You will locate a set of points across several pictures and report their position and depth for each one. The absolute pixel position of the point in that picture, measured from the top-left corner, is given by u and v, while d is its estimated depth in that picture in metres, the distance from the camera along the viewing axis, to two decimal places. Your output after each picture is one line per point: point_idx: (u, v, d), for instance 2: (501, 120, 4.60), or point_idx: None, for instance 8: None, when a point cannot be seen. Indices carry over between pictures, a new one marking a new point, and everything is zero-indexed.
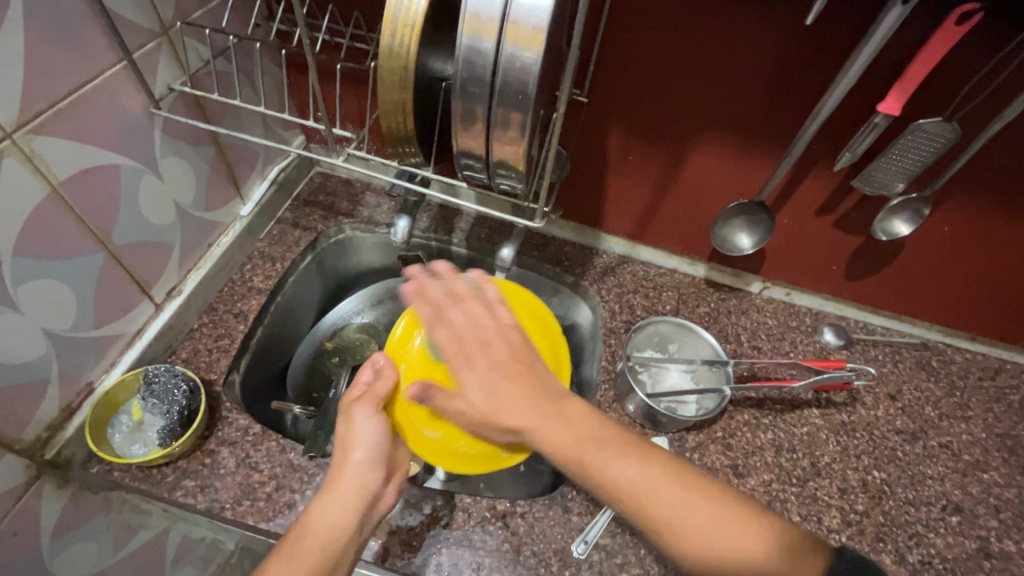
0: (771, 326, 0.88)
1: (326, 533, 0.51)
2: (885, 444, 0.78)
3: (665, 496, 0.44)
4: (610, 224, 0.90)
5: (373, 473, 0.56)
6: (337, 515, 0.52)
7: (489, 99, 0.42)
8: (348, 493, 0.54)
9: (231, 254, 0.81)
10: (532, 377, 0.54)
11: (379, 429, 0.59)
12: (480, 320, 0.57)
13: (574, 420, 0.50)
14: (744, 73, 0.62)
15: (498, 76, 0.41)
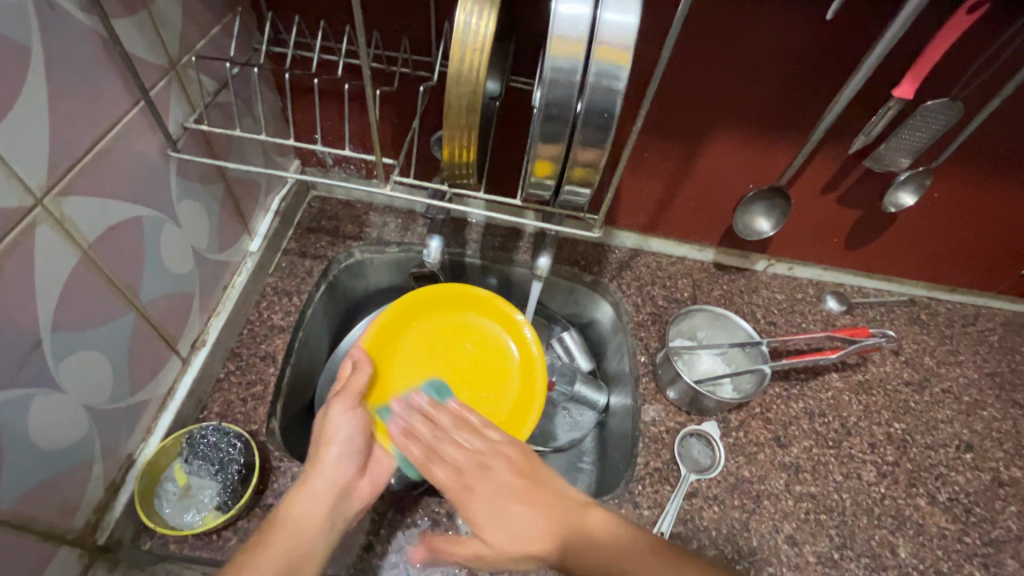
0: (781, 300, 0.94)
1: (297, 526, 0.53)
2: (899, 397, 0.85)
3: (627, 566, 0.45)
4: (623, 220, 0.91)
5: (344, 468, 0.59)
6: (308, 508, 0.55)
7: (570, 118, 0.43)
8: (320, 489, 0.57)
9: (246, 295, 0.77)
10: (542, 485, 0.52)
11: (355, 423, 0.62)
12: (476, 448, 0.57)
13: (597, 535, 0.47)
14: (761, 68, 0.64)
15: (583, 96, 0.41)
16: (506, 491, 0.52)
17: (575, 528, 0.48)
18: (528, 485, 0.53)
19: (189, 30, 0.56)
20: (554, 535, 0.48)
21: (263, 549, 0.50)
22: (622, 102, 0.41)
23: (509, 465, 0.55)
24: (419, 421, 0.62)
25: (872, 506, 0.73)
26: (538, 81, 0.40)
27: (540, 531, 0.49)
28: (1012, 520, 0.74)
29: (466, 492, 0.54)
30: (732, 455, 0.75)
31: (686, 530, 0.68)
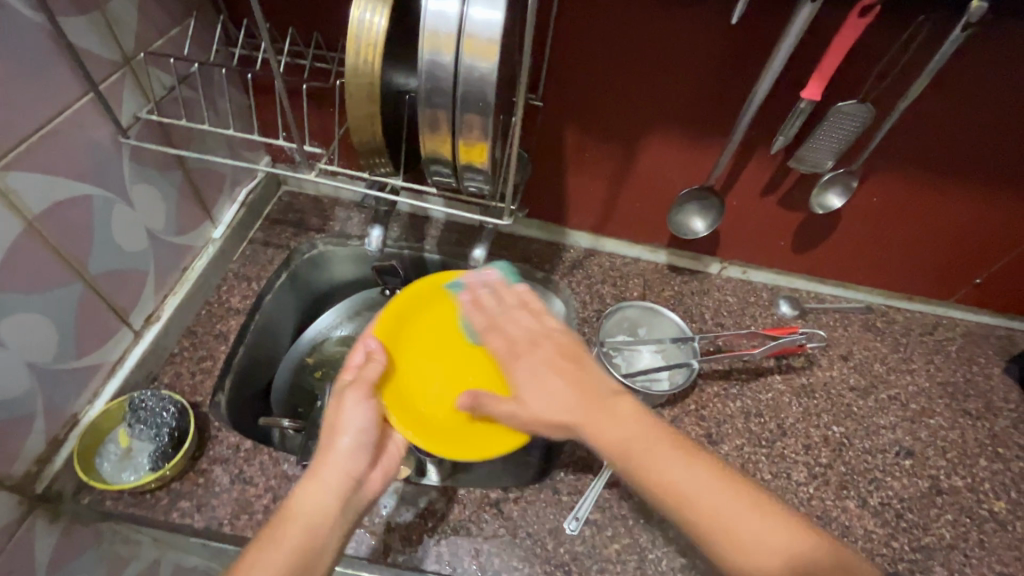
0: (731, 303, 0.95)
1: (306, 523, 0.49)
2: (842, 401, 0.85)
3: (739, 514, 0.43)
4: (574, 220, 0.95)
5: (357, 461, 0.54)
6: (318, 500, 0.51)
7: (453, 106, 0.46)
8: (331, 481, 0.52)
9: (206, 278, 0.82)
10: (583, 374, 0.53)
11: (368, 414, 0.57)
12: (529, 326, 0.60)
13: (624, 414, 0.49)
14: (682, 71, 0.68)
15: (459, 85, 0.45)
16: (593, 402, 0.50)
17: (627, 425, 0.48)
18: (585, 382, 0.52)
19: (146, 30, 0.62)
20: (696, 477, 0.45)
21: (271, 548, 0.47)
22: (494, 92, 0.44)
23: (570, 355, 0.56)
24: (487, 294, 0.65)
25: (797, 505, 0.73)
26: (418, 70, 0.44)
27: (575, 411, 0.51)
28: (946, 528, 0.73)
29: (540, 369, 0.55)
30: None
31: (603, 518, 0.69)
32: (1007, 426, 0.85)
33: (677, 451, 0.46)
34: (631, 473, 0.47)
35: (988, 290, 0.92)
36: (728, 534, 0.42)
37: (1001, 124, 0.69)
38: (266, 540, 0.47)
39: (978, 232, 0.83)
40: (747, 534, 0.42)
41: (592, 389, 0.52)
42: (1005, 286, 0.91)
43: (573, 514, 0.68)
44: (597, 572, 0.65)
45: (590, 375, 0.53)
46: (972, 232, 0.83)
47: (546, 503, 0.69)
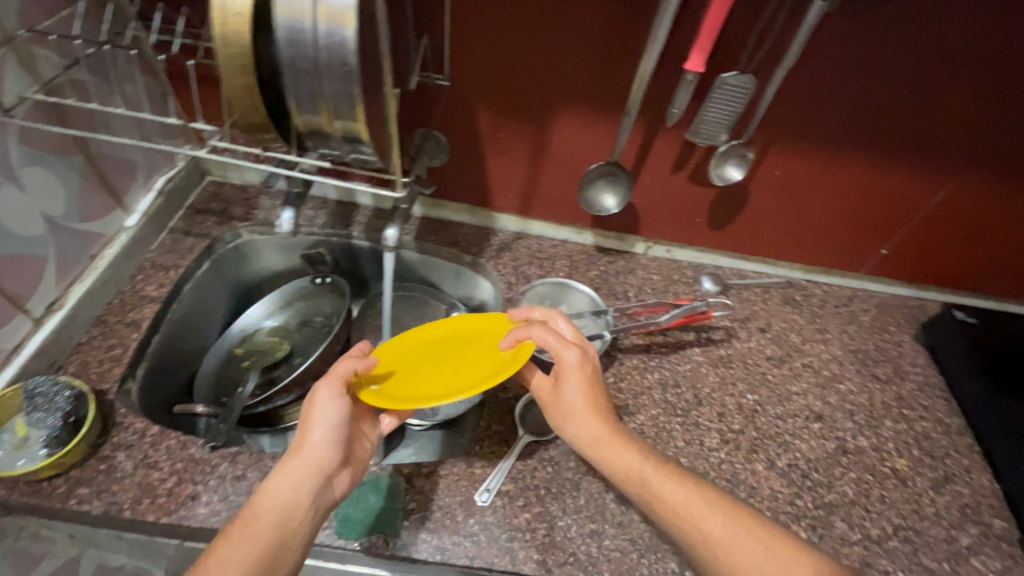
0: (656, 280, 0.97)
1: (276, 516, 0.52)
2: (757, 370, 0.88)
3: (714, 521, 0.54)
4: (499, 203, 0.96)
5: (329, 454, 0.58)
6: (291, 491, 0.54)
7: (319, 76, 0.47)
8: (304, 473, 0.56)
9: (118, 266, 0.81)
10: (601, 401, 0.64)
11: (344, 409, 0.60)
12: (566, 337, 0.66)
13: (636, 447, 0.61)
14: (577, 47, 0.71)
15: (320, 51, 0.45)
16: (608, 433, 0.62)
17: (628, 449, 0.61)
18: (591, 405, 0.63)
19: (29, 10, 0.62)
20: (652, 465, 0.59)
21: (245, 538, 0.50)
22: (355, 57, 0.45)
23: (581, 378, 0.64)
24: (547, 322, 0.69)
25: (708, 470, 0.75)
26: (277, 37, 0.45)
27: (608, 432, 0.62)
28: (849, 485, 0.76)
29: (558, 387, 0.66)
30: None
31: (515, 489, 0.70)
32: (913, 389, 0.88)
33: (659, 463, 0.60)
34: (606, 460, 0.61)
35: (895, 261, 0.96)
36: (687, 533, 0.55)
37: (894, 92, 0.72)
38: (250, 524, 0.51)
39: (879, 204, 0.87)
40: (695, 539, 0.54)
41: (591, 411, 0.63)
42: (910, 256, 0.95)
43: (484, 486, 0.69)
44: (507, 540, 0.66)
45: (591, 394, 0.64)
46: (874, 204, 0.87)
47: (459, 476, 0.70)
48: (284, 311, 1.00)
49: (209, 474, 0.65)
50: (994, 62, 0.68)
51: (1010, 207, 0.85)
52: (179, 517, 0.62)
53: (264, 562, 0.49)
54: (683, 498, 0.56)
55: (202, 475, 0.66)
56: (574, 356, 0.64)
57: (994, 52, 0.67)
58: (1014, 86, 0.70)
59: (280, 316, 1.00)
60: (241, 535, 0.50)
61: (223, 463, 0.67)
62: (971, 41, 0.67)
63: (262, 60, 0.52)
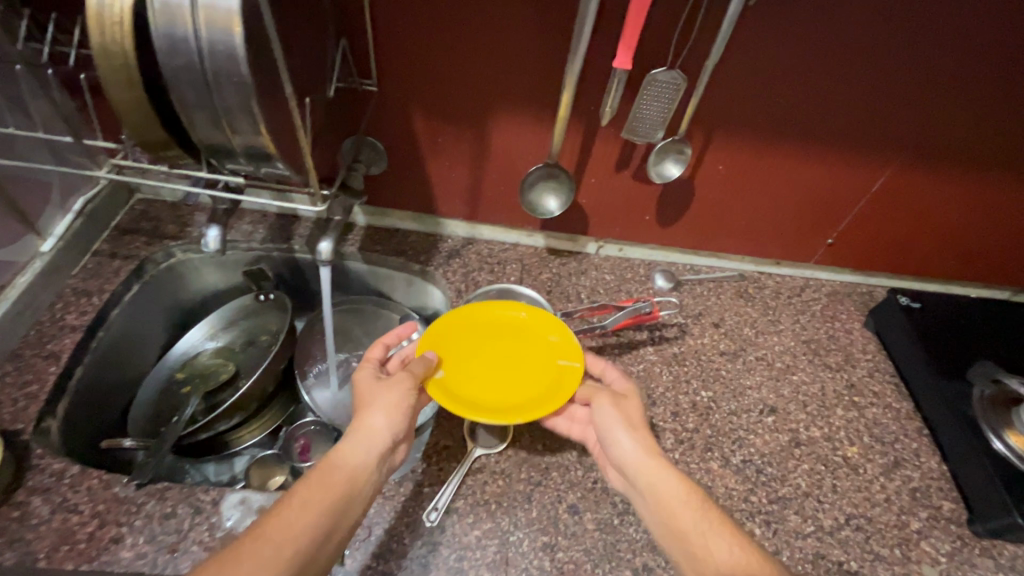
0: (609, 280, 0.96)
1: (349, 473, 0.57)
2: (711, 365, 0.87)
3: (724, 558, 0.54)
4: (445, 209, 0.93)
5: (393, 428, 0.61)
6: (362, 453, 0.58)
7: (211, 90, 0.44)
8: (373, 438, 0.60)
9: (34, 295, 0.76)
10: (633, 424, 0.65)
11: (406, 395, 0.63)
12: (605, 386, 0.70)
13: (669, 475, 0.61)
14: (506, 47, 0.69)
15: (207, 58, 0.42)
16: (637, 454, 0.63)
17: (654, 470, 0.61)
18: (623, 422, 0.66)
19: None
20: (675, 497, 0.59)
21: (320, 488, 0.54)
22: (246, 65, 0.42)
23: (636, 408, 0.67)
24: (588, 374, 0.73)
25: None
26: (156, 46, 0.41)
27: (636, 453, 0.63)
28: (802, 477, 0.76)
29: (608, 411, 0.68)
30: (528, 431, 0.75)
31: (465, 505, 0.68)
32: (863, 375, 0.89)
33: (680, 496, 0.59)
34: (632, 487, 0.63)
35: (843, 249, 0.97)
36: (691, 547, 0.56)
37: (831, 84, 0.73)
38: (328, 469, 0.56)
39: (822, 194, 0.88)
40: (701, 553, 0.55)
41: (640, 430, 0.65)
42: (857, 244, 0.97)
43: (432, 505, 0.67)
44: (456, 561, 0.63)
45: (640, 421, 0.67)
46: (818, 194, 0.88)
47: (406, 496, 0.67)
48: (226, 331, 0.97)
49: (134, 514, 0.61)
50: (925, 51, 0.69)
51: (949, 193, 0.87)
52: (101, 563, 0.58)
53: (336, 512, 0.54)
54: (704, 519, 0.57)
55: (127, 516, 0.61)
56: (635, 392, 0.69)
57: (924, 41, 0.68)
58: (945, 74, 0.71)
59: (223, 337, 0.96)
60: (319, 484, 0.55)
61: (150, 501, 0.63)
62: (901, 31, 0.67)
63: (153, 71, 0.48)
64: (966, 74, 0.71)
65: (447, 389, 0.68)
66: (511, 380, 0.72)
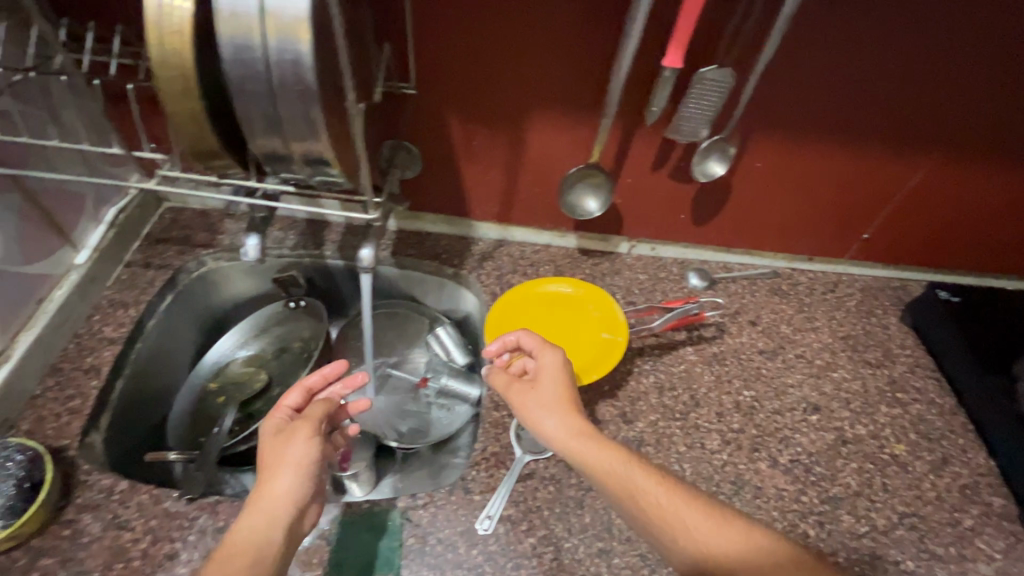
0: (643, 280, 0.95)
1: (253, 552, 0.53)
2: (751, 364, 0.86)
3: (669, 504, 0.53)
4: (478, 212, 0.93)
5: (300, 490, 0.58)
6: (264, 528, 0.55)
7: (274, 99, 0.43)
8: (274, 507, 0.56)
9: (71, 309, 0.75)
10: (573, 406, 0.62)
11: (308, 454, 0.60)
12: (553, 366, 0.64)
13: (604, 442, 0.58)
14: (548, 49, 0.68)
15: (272, 67, 0.41)
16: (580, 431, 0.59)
17: (585, 441, 0.58)
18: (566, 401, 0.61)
19: None
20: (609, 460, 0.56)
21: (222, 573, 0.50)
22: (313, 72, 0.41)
23: (557, 379, 0.63)
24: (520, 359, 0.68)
25: (712, 474, 0.73)
26: (222, 53, 0.40)
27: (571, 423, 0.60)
28: (851, 476, 0.75)
29: (529, 390, 0.64)
30: None
31: (517, 513, 0.67)
32: (904, 371, 0.88)
33: (610, 455, 0.57)
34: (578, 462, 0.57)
35: (877, 244, 0.97)
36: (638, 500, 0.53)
37: (870, 81, 0.72)
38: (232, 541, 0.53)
39: (858, 189, 0.87)
40: (664, 513, 0.52)
41: (565, 406, 0.61)
42: (890, 239, 0.96)
43: (484, 513, 0.66)
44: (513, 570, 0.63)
45: (565, 393, 0.62)
46: (853, 189, 0.87)
47: (457, 504, 0.66)
48: (258, 339, 0.96)
49: (187, 529, 0.61)
50: (966, 46, 0.68)
51: (986, 184, 0.86)
52: None
53: None
54: (650, 482, 0.54)
55: (180, 531, 0.61)
56: (553, 357, 0.65)
57: (968, 35, 0.67)
58: (988, 66, 0.70)
59: (255, 345, 0.96)
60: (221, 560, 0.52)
61: (202, 515, 0.62)
62: (944, 25, 0.66)
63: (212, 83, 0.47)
64: (1009, 67, 0.70)
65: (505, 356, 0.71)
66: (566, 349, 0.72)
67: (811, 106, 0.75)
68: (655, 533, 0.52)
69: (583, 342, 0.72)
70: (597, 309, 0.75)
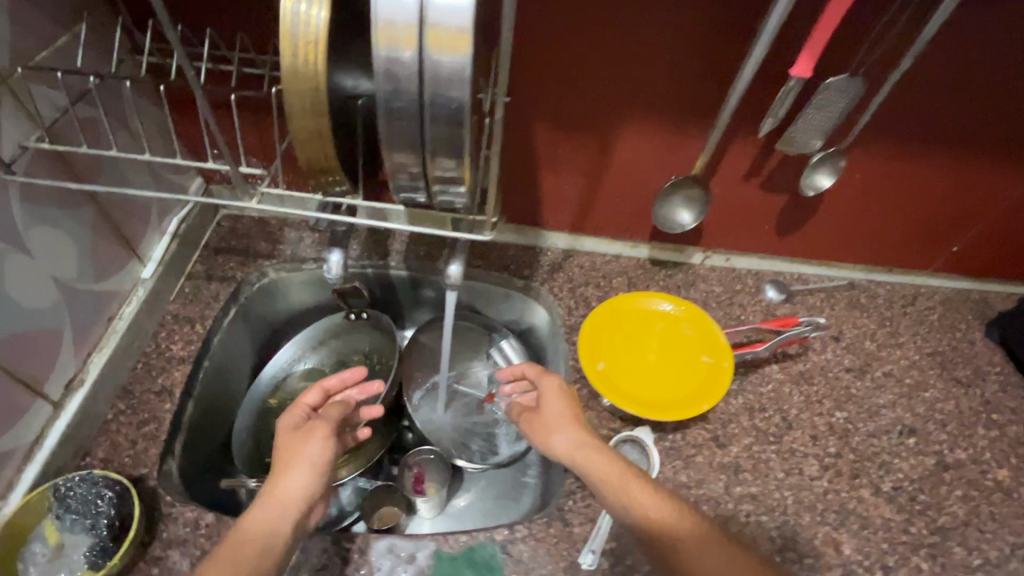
0: (719, 293, 0.91)
1: (263, 542, 0.53)
2: (840, 384, 0.83)
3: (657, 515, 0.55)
4: (550, 221, 0.88)
5: (313, 486, 0.59)
6: (275, 520, 0.55)
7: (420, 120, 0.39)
8: (287, 501, 0.56)
9: (138, 326, 0.71)
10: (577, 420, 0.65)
11: (325, 450, 0.61)
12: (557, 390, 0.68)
13: (605, 452, 0.61)
14: (655, 55, 0.64)
15: (426, 87, 0.37)
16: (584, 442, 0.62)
17: (587, 449, 0.61)
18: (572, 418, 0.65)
19: (23, 40, 0.53)
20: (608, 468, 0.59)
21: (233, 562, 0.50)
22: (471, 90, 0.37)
23: (559, 401, 0.66)
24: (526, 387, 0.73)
25: (815, 502, 0.70)
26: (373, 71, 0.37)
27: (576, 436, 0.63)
28: (957, 505, 0.72)
29: (536, 415, 0.67)
30: (668, 460, 0.71)
31: (621, 546, 0.63)
32: (997, 391, 0.85)
33: (606, 463, 0.60)
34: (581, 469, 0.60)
35: (964, 257, 0.93)
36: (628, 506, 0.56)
37: (989, 94, 0.68)
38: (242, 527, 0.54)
39: (953, 203, 0.83)
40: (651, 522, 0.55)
41: (571, 423, 0.64)
42: (979, 253, 0.92)
43: (587, 546, 0.62)
44: None
45: (569, 411, 0.66)
46: (947, 203, 0.83)
47: (558, 538, 0.63)
48: (318, 351, 0.88)
49: None
50: None
51: None
52: None
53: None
54: (644, 494, 0.57)
55: None
56: (554, 381, 0.68)
57: None
58: None
59: (314, 357, 0.88)
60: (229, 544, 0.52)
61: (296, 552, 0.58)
62: None
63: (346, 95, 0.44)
64: None
65: (605, 380, 0.68)
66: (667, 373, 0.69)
67: (923, 118, 0.71)
68: (647, 543, 0.54)
69: (684, 365, 0.70)
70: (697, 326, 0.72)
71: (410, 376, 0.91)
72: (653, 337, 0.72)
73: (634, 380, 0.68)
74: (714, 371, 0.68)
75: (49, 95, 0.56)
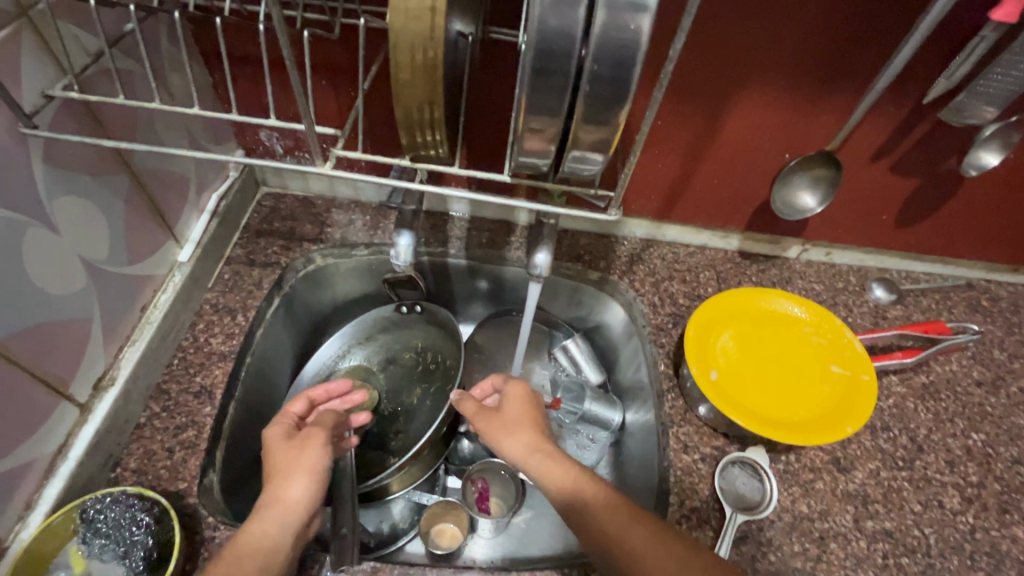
0: (821, 292, 0.78)
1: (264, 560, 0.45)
2: (973, 401, 0.71)
3: (614, 526, 0.48)
4: (631, 205, 0.77)
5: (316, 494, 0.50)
6: (270, 535, 0.46)
7: (575, 61, 0.34)
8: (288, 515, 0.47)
9: (174, 316, 0.62)
10: (536, 426, 0.58)
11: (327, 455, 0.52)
12: (521, 396, 0.61)
13: (558, 458, 0.53)
14: (796, 7, 0.53)
15: (598, 16, 0.32)
16: (540, 448, 0.55)
17: (544, 456, 0.54)
18: (531, 421, 0.58)
19: None
20: (565, 481, 0.51)
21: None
22: (651, 20, 0.32)
23: (523, 405, 0.60)
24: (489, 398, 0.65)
25: (961, 543, 0.59)
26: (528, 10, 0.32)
27: (529, 443, 0.55)
28: None
29: (493, 418, 0.59)
30: (784, 487, 0.61)
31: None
32: None
33: (559, 470, 0.52)
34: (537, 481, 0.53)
35: None
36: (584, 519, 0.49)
37: None
38: (248, 541, 0.45)
39: None
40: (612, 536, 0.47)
41: (528, 428, 0.57)
42: None
43: None
44: None
45: (530, 416, 0.59)
46: None
47: None
48: (364, 346, 0.78)
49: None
50: None
51: None
52: None
53: None
54: (601, 502, 0.49)
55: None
56: (521, 386, 0.62)
57: None
58: None
59: (360, 354, 0.78)
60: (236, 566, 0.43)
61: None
62: None
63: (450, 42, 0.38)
64: None
65: (721, 392, 0.60)
66: (789, 387, 0.62)
67: None
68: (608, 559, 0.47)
69: (807, 379, 0.63)
70: (824, 339, 0.65)
71: (469, 378, 0.81)
72: (771, 347, 0.65)
73: (752, 395, 0.61)
74: (853, 385, 0.61)
75: (81, 40, 0.47)
